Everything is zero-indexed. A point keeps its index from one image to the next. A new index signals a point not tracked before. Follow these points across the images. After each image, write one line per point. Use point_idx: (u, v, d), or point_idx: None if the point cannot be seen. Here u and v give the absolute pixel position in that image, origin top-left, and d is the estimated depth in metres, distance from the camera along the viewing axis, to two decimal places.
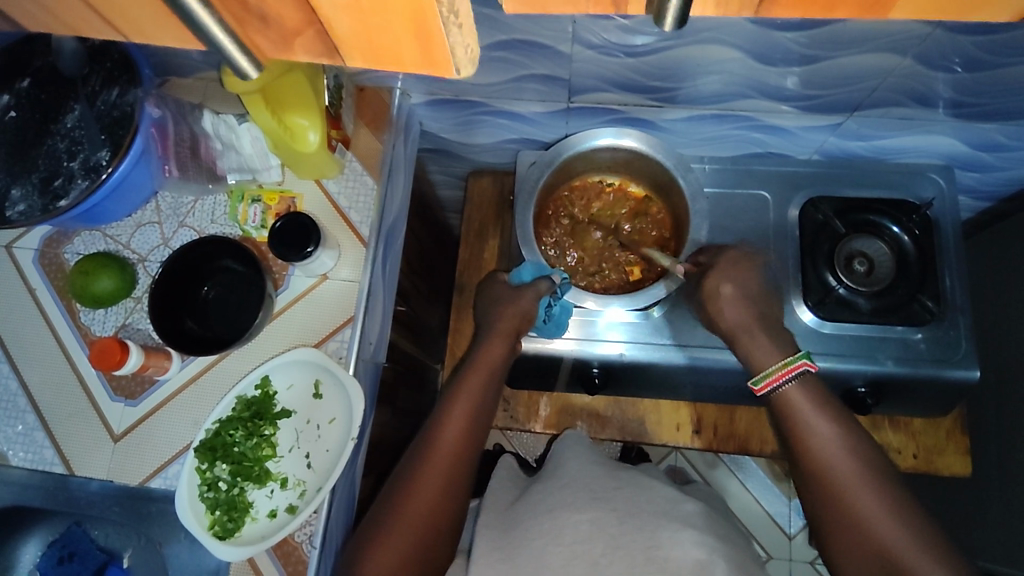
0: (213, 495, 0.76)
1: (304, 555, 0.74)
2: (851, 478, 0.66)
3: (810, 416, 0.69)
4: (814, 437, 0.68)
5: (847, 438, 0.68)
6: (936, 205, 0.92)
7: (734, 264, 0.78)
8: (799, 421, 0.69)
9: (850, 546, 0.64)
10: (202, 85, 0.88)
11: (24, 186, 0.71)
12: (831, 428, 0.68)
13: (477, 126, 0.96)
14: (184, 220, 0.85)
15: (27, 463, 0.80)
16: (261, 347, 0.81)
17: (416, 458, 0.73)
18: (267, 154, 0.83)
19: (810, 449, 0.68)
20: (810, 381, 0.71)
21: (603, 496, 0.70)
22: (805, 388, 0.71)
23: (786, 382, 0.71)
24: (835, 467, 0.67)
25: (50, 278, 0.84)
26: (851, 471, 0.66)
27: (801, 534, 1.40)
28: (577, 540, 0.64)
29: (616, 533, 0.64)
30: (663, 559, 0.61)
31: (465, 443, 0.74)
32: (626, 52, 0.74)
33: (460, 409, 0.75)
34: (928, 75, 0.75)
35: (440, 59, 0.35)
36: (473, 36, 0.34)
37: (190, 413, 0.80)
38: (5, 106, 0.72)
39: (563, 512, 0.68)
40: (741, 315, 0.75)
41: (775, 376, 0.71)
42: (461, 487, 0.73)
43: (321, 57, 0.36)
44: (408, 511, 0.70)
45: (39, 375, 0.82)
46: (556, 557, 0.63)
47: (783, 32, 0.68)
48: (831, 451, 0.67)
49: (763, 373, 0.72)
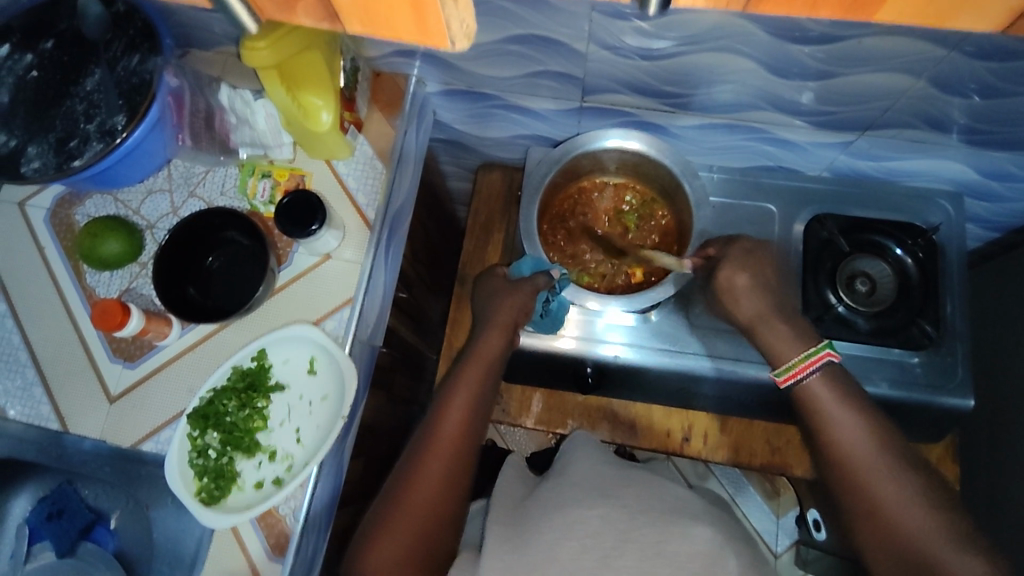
0: (202, 462, 0.77)
1: (286, 528, 0.76)
2: (884, 483, 0.64)
3: (832, 404, 0.69)
4: (844, 438, 0.67)
5: (870, 427, 0.67)
6: (942, 230, 0.92)
7: (744, 258, 0.77)
8: (829, 424, 0.68)
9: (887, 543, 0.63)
10: (222, 59, 0.88)
11: (40, 144, 0.72)
12: (864, 430, 0.67)
13: (489, 120, 0.96)
14: (194, 190, 0.86)
15: (23, 417, 0.81)
16: (261, 320, 0.82)
17: (419, 450, 0.73)
18: (280, 131, 0.84)
19: (841, 448, 0.67)
20: (841, 385, 0.70)
21: (612, 493, 0.71)
22: (826, 379, 0.70)
23: (810, 374, 0.71)
24: (861, 457, 0.66)
25: (60, 238, 0.85)
26: (879, 463, 0.65)
27: (787, 554, 1.40)
28: (588, 534, 0.64)
29: (627, 528, 0.65)
30: (673, 553, 0.62)
31: (466, 436, 0.75)
32: (642, 55, 0.74)
33: (461, 401, 0.76)
34: (943, 99, 0.75)
35: (421, 26, 0.51)
36: (455, 9, 0.51)
37: (186, 380, 0.81)
38: (29, 65, 0.74)
39: (573, 507, 0.68)
40: (757, 305, 0.75)
41: (797, 368, 0.71)
42: (459, 481, 0.73)
43: (321, 20, 0.52)
44: (411, 502, 0.70)
45: (41, 332, 0.83)
46: (566, 551, 0.63)
47: (799, 45, 0.69)
48: (856, 442, 0.67)
49: (785, 365, 0.72)
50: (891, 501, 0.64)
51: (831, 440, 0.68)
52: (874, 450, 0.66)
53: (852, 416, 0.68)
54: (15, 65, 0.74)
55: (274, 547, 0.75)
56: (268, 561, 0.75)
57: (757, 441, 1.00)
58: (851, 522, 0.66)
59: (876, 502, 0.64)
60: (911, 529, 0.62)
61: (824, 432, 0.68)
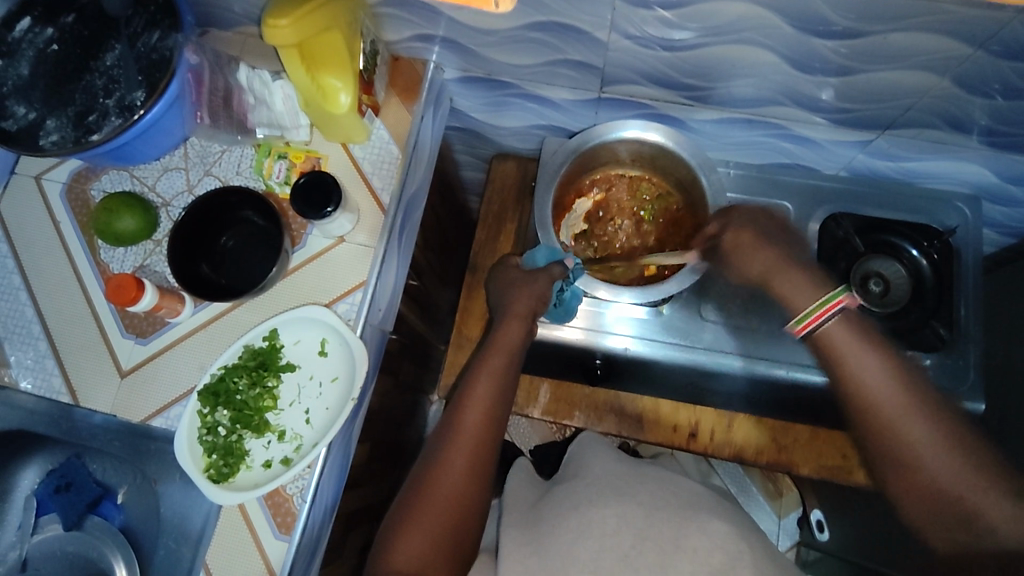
0: (211, 439, 0.77)
1: (293, 507, 0.76)
2: (910, 424, 0.62)
3: (852, 347, 0.66)
4: (869, 383, 0.64)
5: (893, 366, 0.64)
6: (958, 232, 0.91)
7: (745, 217, 0.76)
8: (850, 366, 0.66)
9: (911, 484, 0.62)
10: (241, 40, 0.88)
11: (59, 118, 0.73)
12: (890, 376, 0.64)
13: (505, 108, 0.96)
14: (210, 169, 0.86)
15: (34, 390, 0.82)
16: (273, 301, 0.82)
17: (444, 439, 0.74)
18: (298, 113, 0.84)
19: (864, 392, 0.64)
20: (862, 327, 0.67)
21: (629, 492, 0.71)
22: (848, 324, 0.67)
23: (827, 320, 0.67)
24: (884, 399, 0.63)
25: (75, 212, 0.86)
26: (902, 402, 0.63)
27: (789, 554, 1.40)
28: (605, 534, 0.64)
29: (643, 525, 0.65)
30: (690, 548, 0.62)
31: (488, 425, 0.75)
32: (663, 46, 0.74)
33: (482, 392, 0.76)
34: (965, 99, 0.75)
35: None
36: None
37: (196, 358, 0.81)
38: (49, 39, 0.74)
39: (588, 507, 0.68)
40: (768, 260, 0.72)
41: (816, 314, 0.68)
42: (484, 470, 0.73)
43: None
44: (436, 491, 0.70)
45: (53, 307, 0.83)
46: (587, 549, 0.63)
47: (822, 39, 0.68)
48: (879, 383, 0.64)
49: (804, 313, 0.69)
50: (920, 444, 0.61)
51: (854, 384, 0.65)
52: (897, 390, 0.63)
53: (877, 360, 0.65)
54: (36, 39, 0.74)
55: (281, 526, 0.76)
56: (274, 539, 0.75)
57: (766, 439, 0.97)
58: (878, 465, 0.64)
59: (900, 446, 0.62)
60: (941, 472, 0.60)
61: (847, 375, 0.66)
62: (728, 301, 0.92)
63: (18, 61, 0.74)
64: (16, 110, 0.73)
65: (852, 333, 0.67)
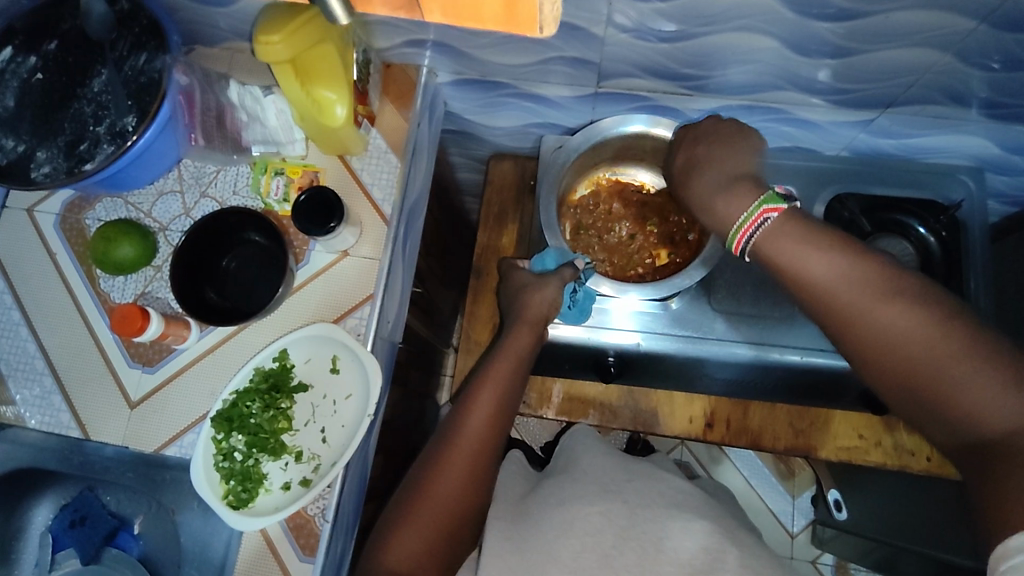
0: (228, 465, 0.76)
1: (316, 529, 0.75)
2: (876, 315, 0.58)
3: (799, 256, 0.61)
4: (828, 288, 0.60)
5: (844, 264, 0.60)
6: (964, 207, 0.90)
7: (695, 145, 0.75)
8: (803, 275, 0.61)
9: (885, 374, 0.58)
10: (228, 55, 0.86)
11: (49, 149, 0.71)
12: (845, 273, 0.59)
13: (499, 109, 0.95)
14: (206, 190, 0.85)
15: (42, 426, 0.80)
16: (280, 321, 0.81)
17: (440, 444, 0.73)
18: (292, 127, 0.82)
19: (823, 297, 0.60)
20: (806, 230, 0.62)
21: (613, 488, 0.69)
22: (784, 232, 0.62)
23: (757, 231, 0.63)
24: (843, 297, 0.59)
25: (71, 243, 0.84)
26: (861, 296, 0.58)
27: (803, 533, 1.40)
28: (587, 531, 0.63)
29: (626, 524, 0.64)
30: (671, 549, 0.61)
31: (490, 430, 0.74)
32: (659, 37, 0.72)
33: (486, 398, 0.75)
34: (964, 72, 0.74)
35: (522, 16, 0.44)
36: None
37: (206, 383, 0.80)
38: (33, 68, 0.73)
39: (574, 504, 0.66)
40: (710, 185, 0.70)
41: (742, 231, 0.64)
42: (487, 473, 0.72)
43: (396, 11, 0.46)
44: (435, 498, 0.69)
45: (57, 341, 0.82)
46: (567, 549, 0.61)
47: (820, 22, 0.67)
48: (834, 285, 0.59)
49: (735, 226, 0.65)
50: (891, 337, 0.57)
51: (813, 294, 0.61)
52: (855, 286, 0.59)
53: (836, 265, 0.60)
54: (19, 68, 0.72)
55: (304, 548, 0.75)
56: (300, 562, 0.74)
57: (780, 424, 0.98)
58: (854, 358, 0.61)
59: (867, 339, 0.58)
60: (915, 357, 0.56)
61: (801, 285, 0.61)
62: (738, 290, 0.92)
63: (3, 92, 0.72)
64: (5, 142, 0.71)
65: (799, 241, 0.61)
